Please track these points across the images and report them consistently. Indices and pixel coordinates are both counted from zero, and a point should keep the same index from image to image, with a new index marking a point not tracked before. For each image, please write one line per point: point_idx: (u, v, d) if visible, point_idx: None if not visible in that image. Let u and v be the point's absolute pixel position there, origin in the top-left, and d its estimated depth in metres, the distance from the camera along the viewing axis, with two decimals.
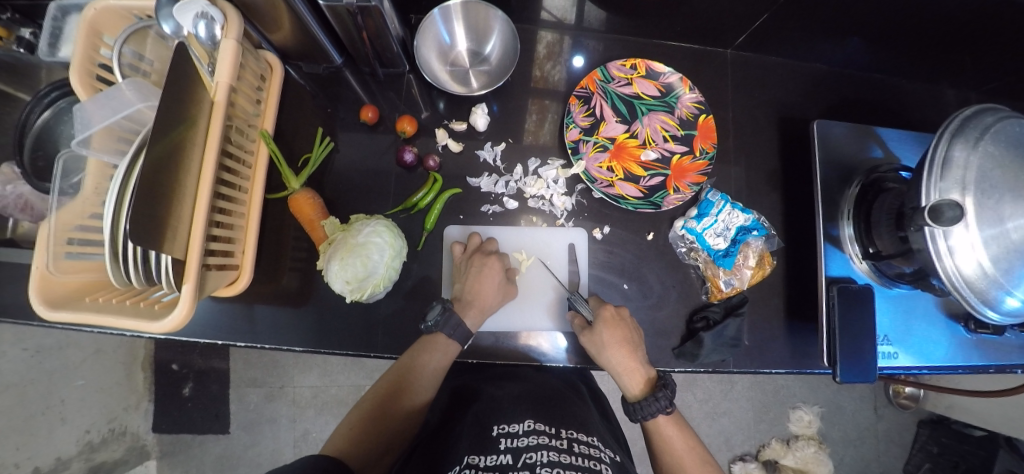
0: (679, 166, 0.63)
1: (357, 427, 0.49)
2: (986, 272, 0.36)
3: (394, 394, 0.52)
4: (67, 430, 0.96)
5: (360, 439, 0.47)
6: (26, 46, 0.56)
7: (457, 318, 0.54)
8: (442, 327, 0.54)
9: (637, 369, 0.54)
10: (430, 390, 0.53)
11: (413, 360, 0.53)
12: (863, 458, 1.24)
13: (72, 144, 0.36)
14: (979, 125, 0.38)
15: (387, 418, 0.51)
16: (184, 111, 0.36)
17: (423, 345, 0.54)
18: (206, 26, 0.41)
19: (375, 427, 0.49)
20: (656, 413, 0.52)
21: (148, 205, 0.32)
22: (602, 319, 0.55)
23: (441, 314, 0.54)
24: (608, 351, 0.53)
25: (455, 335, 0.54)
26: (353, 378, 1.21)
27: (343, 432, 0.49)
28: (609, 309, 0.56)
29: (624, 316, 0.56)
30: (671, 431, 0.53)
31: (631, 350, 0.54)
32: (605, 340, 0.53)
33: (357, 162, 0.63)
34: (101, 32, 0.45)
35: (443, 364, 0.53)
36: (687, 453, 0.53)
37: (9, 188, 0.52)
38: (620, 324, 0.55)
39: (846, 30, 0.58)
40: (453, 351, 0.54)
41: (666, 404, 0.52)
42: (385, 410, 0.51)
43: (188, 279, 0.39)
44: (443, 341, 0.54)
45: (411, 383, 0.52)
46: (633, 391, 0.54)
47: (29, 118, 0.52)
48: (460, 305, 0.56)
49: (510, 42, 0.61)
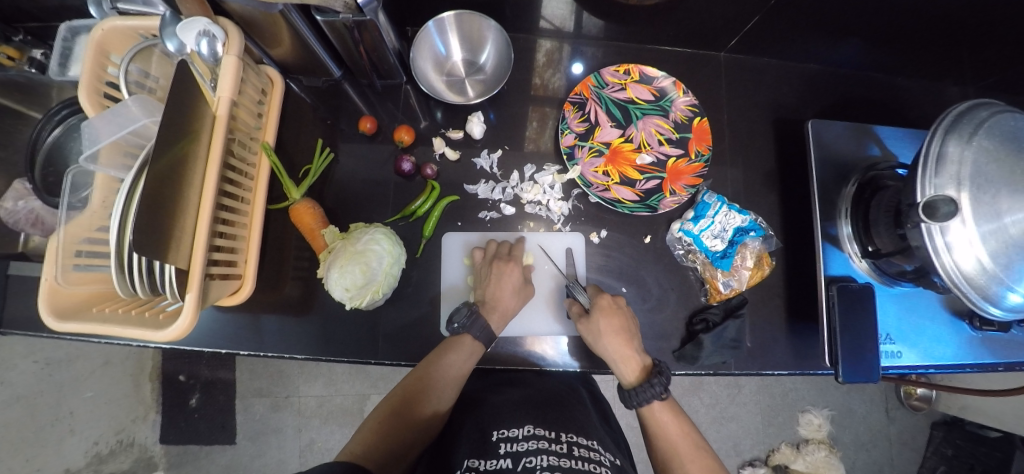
0: (675, 169, 0.63)
1: (382, 425, 0.49)
2: (985, 268, 0.36)
3: (421, 390, 0.52)
4: (76, 442, 1.03)
5: (385, 438, 0.48)
6: (39, 66, 0.59)
7: (484, 321, 0.56)
8: (469, 329, 0.55)
9: (632, 357, 0.54)
10: (453, 392, 0.53)
11: (439, 359, 0.53)
12: (876, 462, 1.21)
13: (80, 159, 0.37)
14: (973, 120, 0.38)
15: (412, 416, 0.51)
16: (188, 125, 0.37)
17: (450, 344, 0.54)
18: (209, 43, 0.42)
19: (399, 426, 0.49)
20: (651, 399, 0.51)
21: (152, 215, 0.33)
22: (600, 308, 0.55)
23: (467, 316, 0.56)
24: (604, 339, 0.53)
25: (482, 335, 0.55)
26: (357, 387, 1.22)
27: (369, 427, 0.49)
28: (605, 299, 0.57)
29: (620, 304, 0.57)
30: (666, 417, 0.53)
31: (628, 338, 0.54)
32: (602, 328, 0.54)
33: (357, 171, 0.64)
34: (108, 51, 0.46)
35: (467, 365, 0.53)
36: (681, 439, 0.52)
37: (22, 203, 0.55)
38: (617, 313, 0.55)
39: (839, 31, 0.59)
40: (479, 350, 0.55)
41: (661, 390, 0.51)
42: (410, 409, 0.51)
43: (192, 288, 0.40)
44: (470, 341, 0.55)
45: (435, 384, 0.52)
46: (627, 379, 0.54)
47: (41, 135, 0.53)
48: (483, 308, 0.57)
49: (505, 51, 0.62)
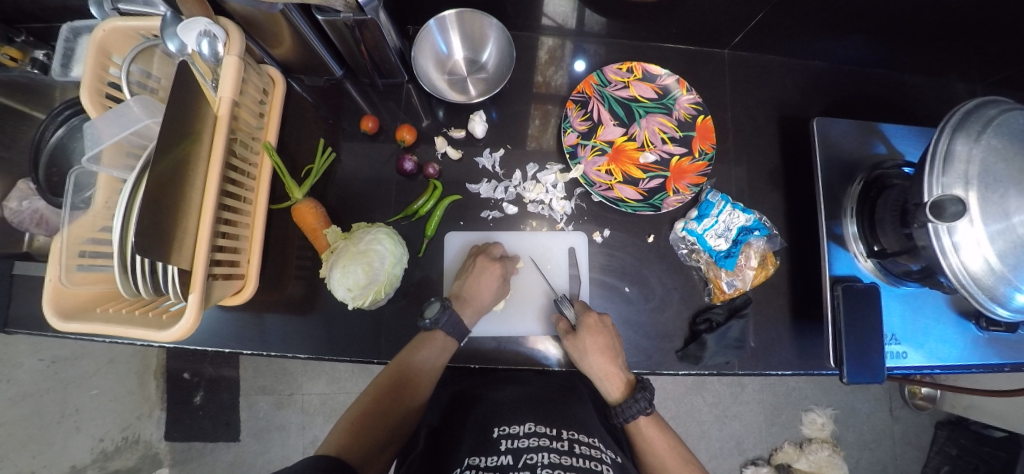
0: (679, 168, 0.63)
1: (356, 423, 0.49)
2: (993, 268, 0.35)
3: (393, 389, 0.52)
4: (82, 439, 1.01)
5: (361, 434, 0.48)
6: (41, 67, 0.59)
7: (455, 317, 0.55)
8: (441, 325, 0.54)
9: (616, 375, 0.54)
10: (427, 388, 0.54)
11: (411, 355, 0.53)
12: (880, 461, 1.21)
13: (83, 160, 0.37)
14: (981, 118, 0.37)
15: (388, 412, 0.51)
16: (189, 125, 0.37)
17: (420, 341, 0.54)
18: (209, 43, 0.42)
19: (375, 423, 0.50)
20: (636, 414, 0.52)
21: (154, 217, 0.33)
22: (585, 326, 0.55)
23: (439, 312, 0.54)
24: (590, 357, 0.53)
25: (454, 333, 0.55)
26: (360, 385, 1.22)
27: (343, 427, 0.49)
28: (592, 317, 0.56)
29: (606, 323, 0.56)
30: (652, 432, 0.53)
31: (613, 356, 0.54)
32: (588, 346, 0.54)
33: (359, 171, 0.64)
34: (109, 52, 0.46)
35: (437, 359, 0.54)
36: (667, 452, 0.53)
37: (27, 203, 0.55)
38: (603, 331, 0.55)
39: (845, 27, 0.58)
40: (451, 346, 0.56)
41: (645, 405, 0.52)
42: (385, 405, 0.51)
43: (194, 289, 0.40)
44: (442, 337, 0.55)
45: (408, 379, 0.52)
46: (613, 395, 0.55)
47: (45, 135, 0.53)
48: (458, 303, 0.57)
49: (507, 49, 0.62)
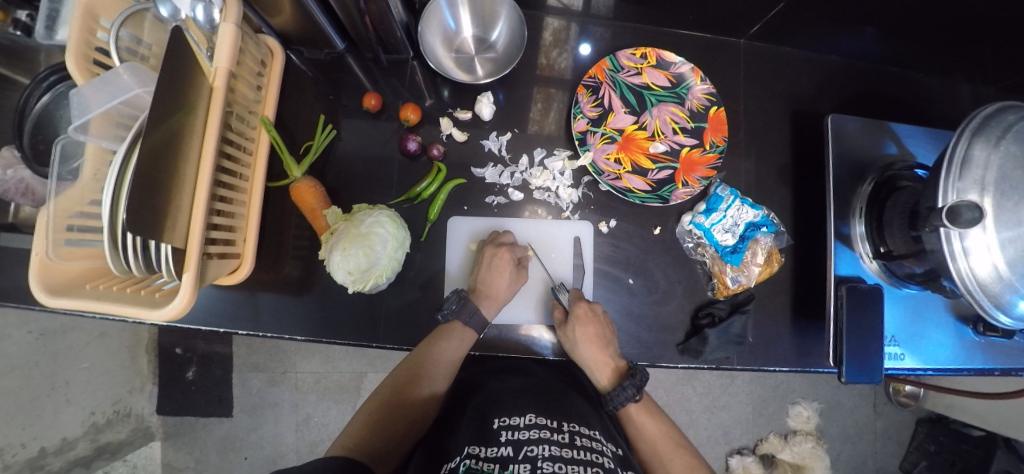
0: (689, 160, 0.62)
1: (376, 416, 0.50)
2: (1000, 275, 0.35)
3: (411, 381, 0.52)
4: (75, 411, 0.98)
5: (380, 428, 0.49)
6: (24, 28, 0.53)
7: (474, 306, 0.56)
8: (459, 315, 0.55)
9: (606, 363, 0.55)
10: (444, 382, 0.54)
11: (429, 347, 0.53)
12: (860, 454, 1.25)
13: (68, 129, 0.35)
14: (1002, 124, 0.36)
15: (406, 405, 0.52)
16: (183, 96, 0.35)
17: (440, 333, 0.54)
18: (204, 9, 0.41)
19: (394, 415, 0.51)
20: (625, 402, 0.53)
21: (146, 192, 0.31)
22: (576, 316, 0.55)
23: (457, 302, 0.55)
24: (581, 347, 0.54)
25: (472, 322, 0.56)
26: (354, 365, 1.22)
27: (362, 419, 0.50)
28: (582, 306, 0.56)
29: (598, 312, 0.56)
30: (644, 418, 0.55)
31: (605, 346, 0.55)
32: (579, 337, 0.54)
33: (359, 150, 0.61)
34: (97, 14, 0.43)
35: (458, 353, 0.54)
36: (659, 436, 0.54)
37: (10, 172, 0.52)
38: (594, 321, 0.55)
39: (862, 21, 0.56)
40: (469, 338, 0.55)
41: (634, 392, 0.53)
42: (404, 398, 0.52)
43: (188, 268, 0.38)
44: (460, 328, 0.55)
45: (425, 372, 0.53)
46: (602, 382, 0.56)
47: (29, 101, 0.50)
48: (475, 296, 0.57)
49: (518, 28, 0.59)
